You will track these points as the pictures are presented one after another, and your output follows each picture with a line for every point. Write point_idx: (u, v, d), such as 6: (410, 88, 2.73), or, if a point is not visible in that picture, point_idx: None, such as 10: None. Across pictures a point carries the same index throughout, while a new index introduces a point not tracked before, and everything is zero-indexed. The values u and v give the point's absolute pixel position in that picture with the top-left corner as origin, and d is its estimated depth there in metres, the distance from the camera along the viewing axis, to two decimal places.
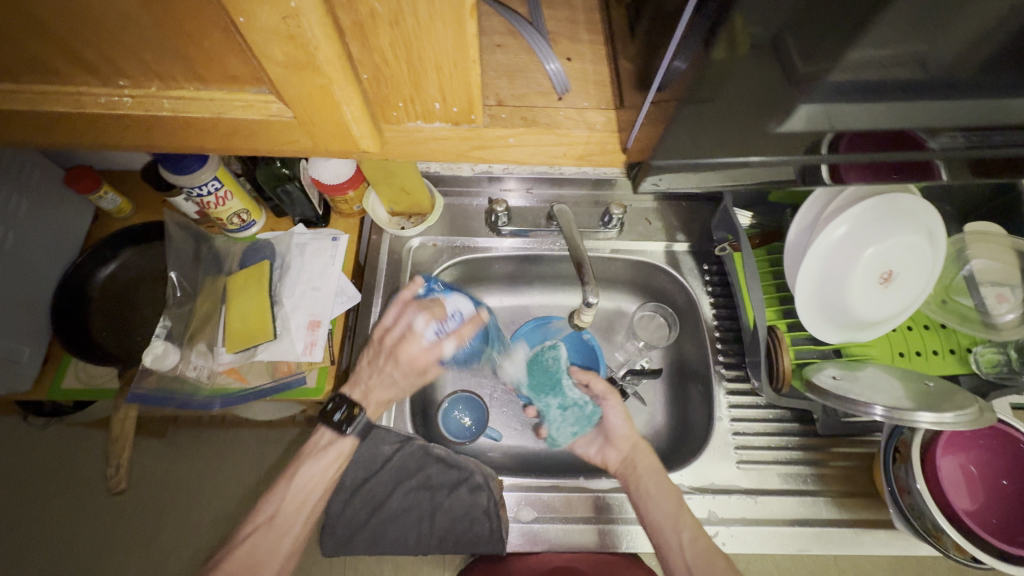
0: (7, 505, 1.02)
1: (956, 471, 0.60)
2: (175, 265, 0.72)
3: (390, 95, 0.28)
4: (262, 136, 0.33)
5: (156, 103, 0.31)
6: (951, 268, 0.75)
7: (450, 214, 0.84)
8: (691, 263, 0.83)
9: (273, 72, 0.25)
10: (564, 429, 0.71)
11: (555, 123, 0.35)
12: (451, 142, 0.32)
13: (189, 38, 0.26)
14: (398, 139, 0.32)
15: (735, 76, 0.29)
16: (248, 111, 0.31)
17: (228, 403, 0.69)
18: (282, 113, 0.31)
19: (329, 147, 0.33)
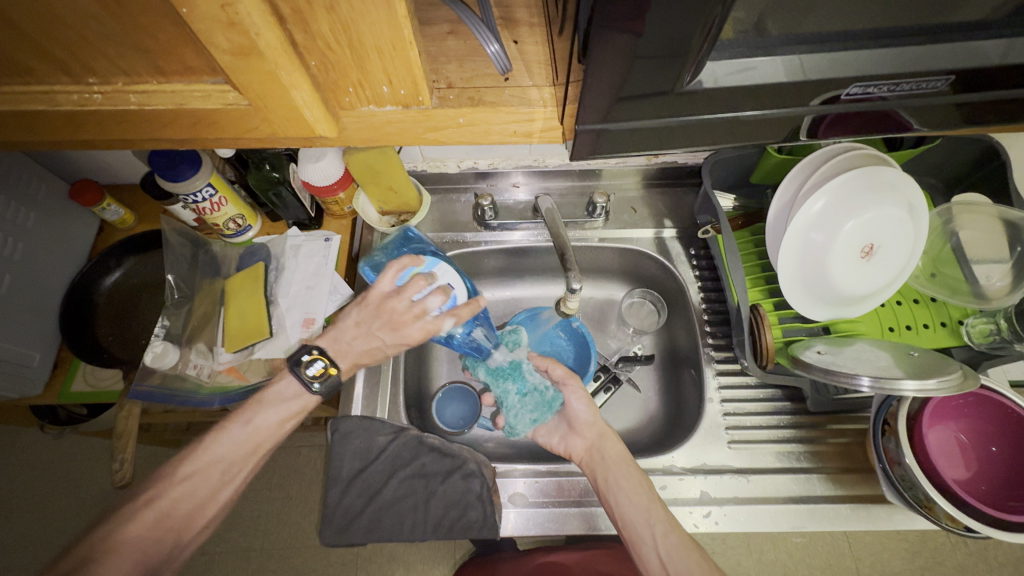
0: (33, 509, 1.09)
1: (946, 441, 0.60)
2: (173, 267, 0.76)
3: (340, 80, 0.31)
4: (224, 125, 0.35)
5: (123, 98, 0.33)
6: (939, 241, 0.75)
7: (439, 210, 0.86)
8: (678, 249, 0.83)
9: (223, 60, 0.27)
10: (523, 416, 0.70)
11: (500, 101, 0.36)
12: (404, 124, 0.34)
13: (146, 32, 0.29)
14: (353, 122, 0.34)
15: (687, 32, 0.30)
16: (207, 101, 0.33)
17: (227, 401, 0.71)
18: (238, 101, 0.33)
19: (287, 133, 0.36)
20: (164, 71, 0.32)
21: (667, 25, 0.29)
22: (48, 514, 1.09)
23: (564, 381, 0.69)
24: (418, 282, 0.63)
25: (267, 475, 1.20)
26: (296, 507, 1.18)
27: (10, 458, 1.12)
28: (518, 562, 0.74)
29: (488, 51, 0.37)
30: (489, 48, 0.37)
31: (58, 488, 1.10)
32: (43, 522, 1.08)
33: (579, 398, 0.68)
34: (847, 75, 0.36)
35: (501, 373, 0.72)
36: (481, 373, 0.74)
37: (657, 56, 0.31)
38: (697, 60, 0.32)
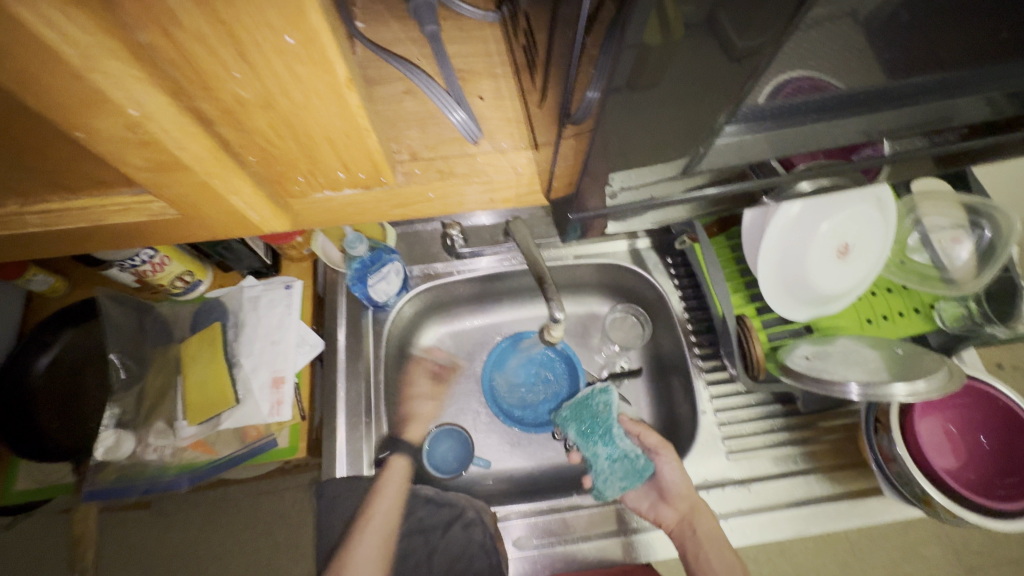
0: None
1: (937, 432, 0.62)
2: (116, 345, 0.69)
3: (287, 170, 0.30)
4: (150, 232, 0.33)
5: (23, 221, 0.31)
6: (905, 227, 0.75)
7: (407, 242, 0.82)
8: (655, 258, 0.83)
9: (145, 173, 0.26)
10: (613, 482, 0.68)
11: (473, 172, 0.33)
12: (366, 202, 0.33)
13: (41, 157, 0.26)
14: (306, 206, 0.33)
15: (679, 57, 0.25)
16: (127, 213, 0.30)
17: (197, 479, 0.65)
18: (164, 210, 0.30)
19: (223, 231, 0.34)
20: (72, 187, 0.29)
21: (659, 53, 0.24)
22: None
23: (660, 450, 0.69)
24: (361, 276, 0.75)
25: (252, 525, 1.12)
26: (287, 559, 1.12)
27: None
28: None
29: (454, 121, 0.34)
30: (454, 115, 0.34)
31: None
32: None
33: (675, 470, 0.67)
34: (803, 136, 0.39)
35: (592, 435, 0.70)
36: (569, 432, 0.72)
37: (652, 76, 0.26)
38: (685, 105, 0.30)
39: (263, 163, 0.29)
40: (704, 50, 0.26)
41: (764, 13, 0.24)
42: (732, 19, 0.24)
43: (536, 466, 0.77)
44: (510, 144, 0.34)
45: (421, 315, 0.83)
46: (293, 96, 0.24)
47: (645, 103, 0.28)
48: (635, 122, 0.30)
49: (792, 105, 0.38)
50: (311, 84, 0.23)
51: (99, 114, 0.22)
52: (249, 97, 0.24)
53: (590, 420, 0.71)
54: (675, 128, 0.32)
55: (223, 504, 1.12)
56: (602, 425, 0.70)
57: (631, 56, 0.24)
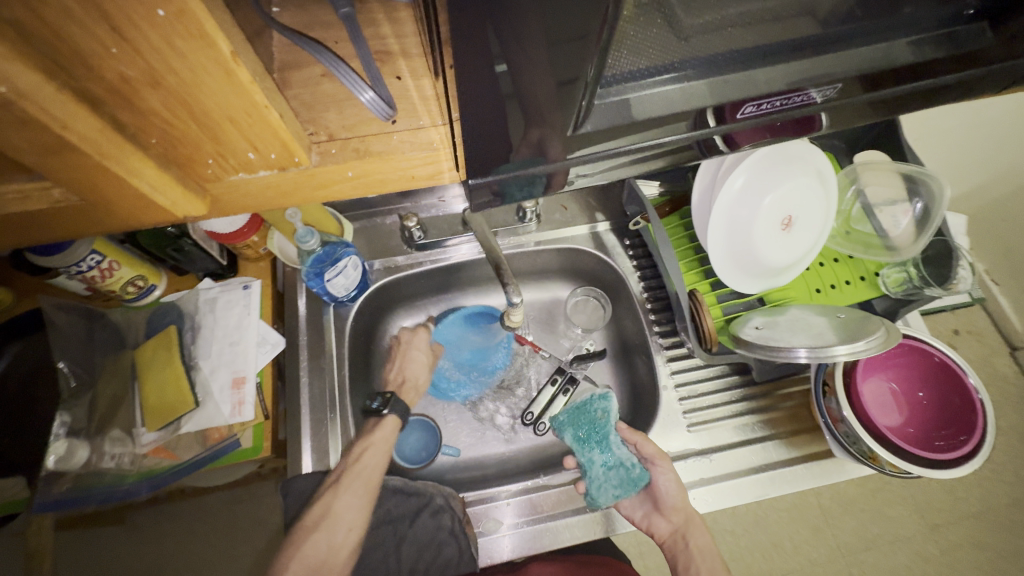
0: None
1: (879, 391, 0.65)
2: (64, 354, 0.66)
3: (196, 154, 0.28)
4: (55, 223, 0.30)
5: None
6: (848, 199, 0.79)
7: (366, 237, 0.81)
8: (614, 240, 0.83)
9: (32, 158, 0.24)
10: (606, 489, 0.68)
11: (392, 150, 0.33)
12: (284, 185, 0.32)
13: None
14: (224, 191, 0.31)
15: None
16: (25, 202, 0.28)
17: (157, 484, 0.66)
18: (67, 197, 0.28)
19: (135, 221, 0.31)
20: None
21: None
22: None
23: (660, 462, 0.67)
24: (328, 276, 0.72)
25: (230, 532, 1.10)
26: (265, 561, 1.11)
27: None
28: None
29: (365, 99, 0.33)
30: (365, 95, 0.33)
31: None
32: None
33: (673, 484, 0.66)
34: (742, 93, 0.37)
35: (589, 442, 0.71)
36: (566, 437, 0.73)
37: None
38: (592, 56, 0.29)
39: (168, 145, 0.27)
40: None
41: None
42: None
43: (506, 451, 0.79)
44: (427, 123, 0.35)
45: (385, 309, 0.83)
46: (179, 73, 0.22)
47: None
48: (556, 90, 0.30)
49: (732, 57, 0.36)
50: (197, 59, 0.21)
51: None
52: (132, 74, 0.22)
53: (588, 426, 0.73)
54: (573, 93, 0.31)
55: (199, 514, 1.11)
56: (599, 432, 0.72)
57: None
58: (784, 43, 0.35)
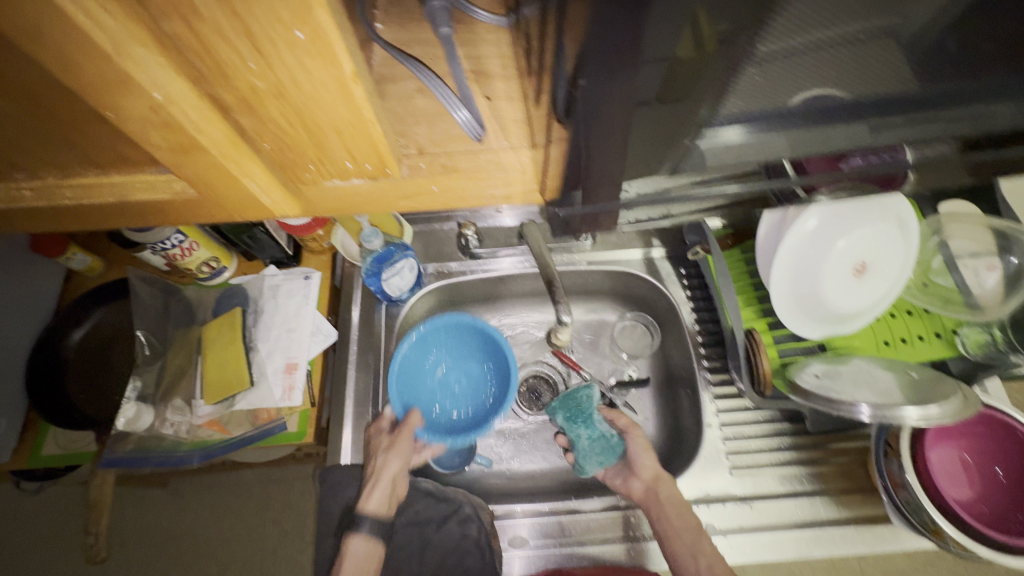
0: (29, 561, 1.09)
1: (950, 460, 0.60)
2: (143, 323, 0.73)
3: (299, 159, 0.31)
4: (170, 210, 0.35)
5: (60, 192, 0.34)
6: (927, 248, 0.73)
7: (423, 241, 0.83)
8: (669, 268, 0.82)
9: (165, 155, 0.29)
10: (592, 458, 0.70)
11: (476, 169, 0.35)
12: (375, 192, 0.34)
13: (76, 129, 0.30)
14: (316, 194, 0.35)
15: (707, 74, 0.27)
16: (153, 190, 0.33)
17: (208, 456, 0.69)
18: (184, 189, 0.33)
19: (239, 215, 0.35)
20: (108, 163, 0.32)
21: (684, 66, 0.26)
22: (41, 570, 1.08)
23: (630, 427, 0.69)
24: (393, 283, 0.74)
25: (260, 510, 1.15)
26: (291, 540, 1.14)
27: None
28: None
29: (459, 118, 0.34)
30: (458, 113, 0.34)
31: (57, 530, 1.11)
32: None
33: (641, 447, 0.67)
34: (831, 136, 0.36)
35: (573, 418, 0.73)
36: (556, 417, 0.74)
37: (680, 90, 0.28)
38: (686, 86, 0.28)
39: (276, 150, 0.31)
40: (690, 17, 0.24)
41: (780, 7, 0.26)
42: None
43: (536, 467, 0.78)
44: (513, 144, 0.36)
45: (433, 312, 0.85)
46: (302, 88, 0.24)
47: (655, 115, 0.30)
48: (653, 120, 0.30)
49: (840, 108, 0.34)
50: (321, 77, 0.23)
51: (125, 98, 0.25)
52: (262, 86, 0.24)
53: (571, 405, 0.74)
54: (655, 124, 0.31)
55: (235, 488, 1.16)
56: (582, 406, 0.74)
57: (655, 61, 0.25)
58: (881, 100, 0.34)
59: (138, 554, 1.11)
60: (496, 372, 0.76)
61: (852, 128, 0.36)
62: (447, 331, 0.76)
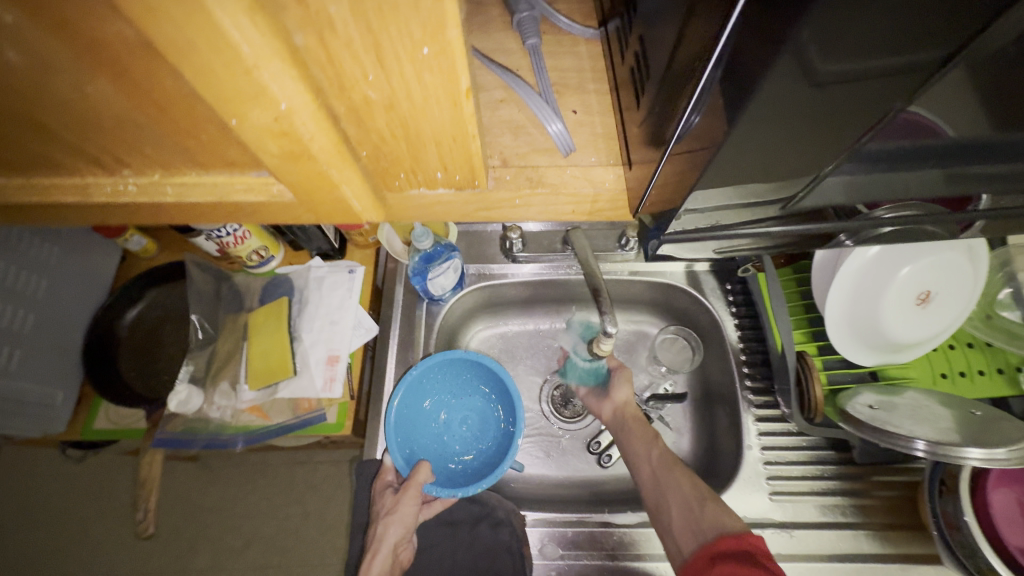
0: (74, 521, 1.15)
1: (1011, 506, 0.56)
2: (197, 307, 0.74)
3: (392, 168, 0.33)
4: (264, 211, 0.36)
5: (159, 189, 0.34)
6: (995, 282, 0.70)
7: (466, 240, 0.83)
8: (713, 283, 0.80)
9: (273, 162, 0.29)
10: (575, 371, 0.81)
11: (562, 183, 0.37)
12: (458, 204, 0.36)
13: (187, 133, 0.30)
14: (399, 201, 0.36)
15: (757, 91, 0.25)
16: (250, 193, 0.34)
17: (251, 441, 0.70)
18: (282, 193, 0.34)
19: (328, 219, 0.37)
20: (206, 165, 0.33)
21: (761, 91, 0.25)
22: (82, 530, 1.14)
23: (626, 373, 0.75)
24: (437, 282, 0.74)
25: (286, 492, 1.17)
26: (314, 524, 1.15)
27: (46, 478, 1.18)
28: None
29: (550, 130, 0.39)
30: (551, 127, 0.39)
31: (99, 495, 1.17)
32: (79, 539, 1.14)
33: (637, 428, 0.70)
34: (881, 186, 0.39)
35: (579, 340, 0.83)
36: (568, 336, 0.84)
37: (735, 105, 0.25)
38: (744, 114, 0.26)
39: (372, 158, 0.32)
40: (784, 78, 0.24)
41: (851, 43, 0.23)
42: (819, 44, 0.22)
43: (567, 475, 0.78)
44: (598, 161, 0.39)
45: (472, 312, 0.85)
46: (412, 99, 0.26)
47: (751, 145, 0.29)
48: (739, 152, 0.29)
49: (897, 155, 0.36)
50: (436, 90, 0.25)
51: (252, 110, 0.24)
52: (377, 98, 0.26)
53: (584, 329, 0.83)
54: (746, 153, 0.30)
55: (263, 468, 1.19)
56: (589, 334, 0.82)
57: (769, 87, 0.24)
58: (932, 147, 0.36)
59: (169, 525, 1.14)
60: (498, 407, 0.74)
61: (894, 179, 0.38)
62: (442, 371, 0.73)
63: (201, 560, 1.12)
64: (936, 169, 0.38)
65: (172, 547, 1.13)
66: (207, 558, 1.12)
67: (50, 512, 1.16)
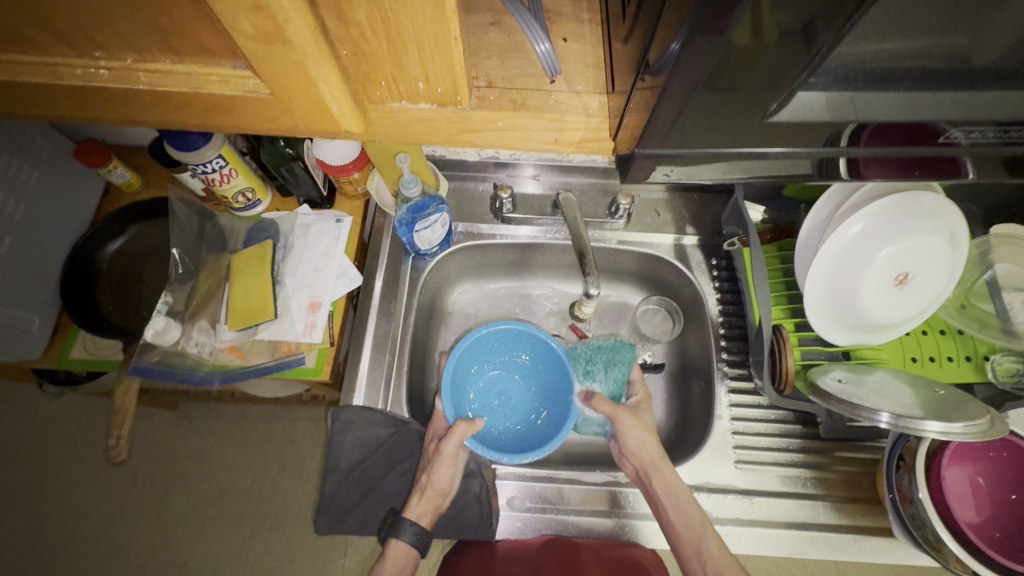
0: (49, 459, 1.15)
1: (963, 482, 0.59)
2: (178, 242, 0.73)
3: (373, 74, 0.34)
4: (239, 111, 0.36)
5: (132, 76, 0.34)
6: (972, 272, 0.72)
7: (456, 198, 0.83)
8: (699, 257, 0.80)
9: (247, 45, 0.29)
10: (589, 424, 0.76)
11: (546, 107, 0.41)
12: (439, 123, 0.38)
13: (160, 11, 0.30)
14: (378, 115, 0.38)
15: (761, 61, 0.30)
16: (224, 85, 0.34)
17: (227, 379, 0.70)
18: (258, 88, 0.34)
19: (306, 125, 0.38)
20: (180, 52, 0.33)
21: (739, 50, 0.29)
22: (58, 469, 1.15)
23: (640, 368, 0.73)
24: (425, 234, 0.73)
25: (262, 445, 1.18)
26: (290, 478, 1.16)
27: (20, 415, 1.18)
28: None
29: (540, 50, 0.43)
30: (540, 48, 0.43)
31: (74, 436, 1.17)
32: (54, 477, 1.14)
33: (636, 430, 0.65)
34: (883, 107, 0.37)
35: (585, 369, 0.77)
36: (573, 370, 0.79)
37: (728, 79, 0.31)
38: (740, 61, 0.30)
39: (352, 60, 0.33)
40: (790, 53, 0.30)
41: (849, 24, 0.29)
42: (825, 30, 0.29)
43: None
44: (585, 89, 0.43)
45: (458, 270, 0.85)
46: None
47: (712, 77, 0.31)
48: (723, 106, 0.34)
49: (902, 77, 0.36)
50: None
51: None
52: None
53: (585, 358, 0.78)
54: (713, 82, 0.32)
55: (241, 420, 1.19)
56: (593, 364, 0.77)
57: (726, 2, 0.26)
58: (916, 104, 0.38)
59: (145, 468, 1.15)
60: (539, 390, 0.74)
61: (900, 101, 0.37)
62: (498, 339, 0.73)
63: (176, 506, 1.13)
64: (939, 92, 0.37)
65: (147, 491, 1.14)
66: (182, 505, 1.13)
67: (24, 451, 1.15)
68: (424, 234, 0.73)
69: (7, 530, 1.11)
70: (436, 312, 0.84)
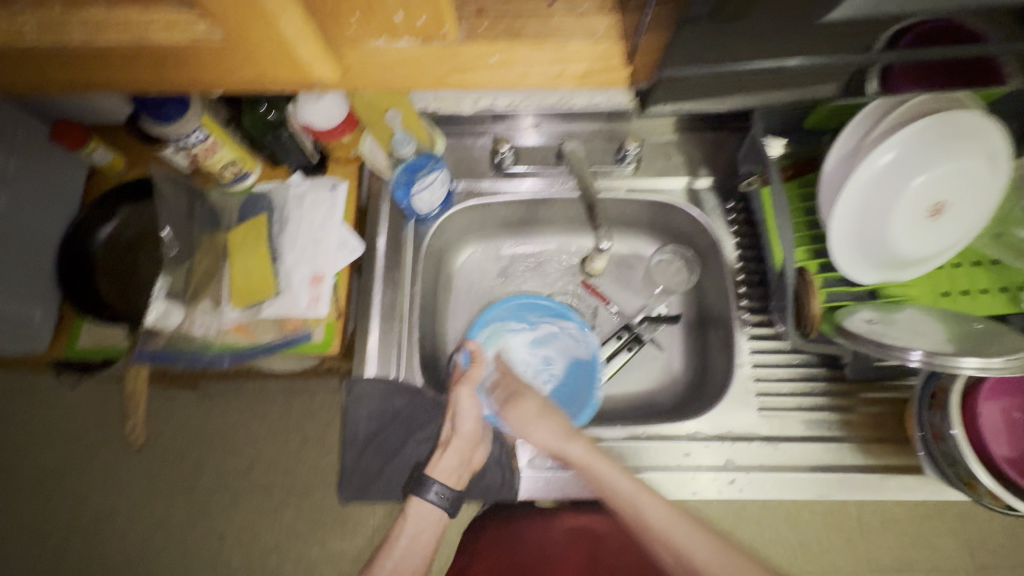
0: (79, 444, 1.18)
1: (997, 418, 0.57)
2: (169, 221, 0.71)
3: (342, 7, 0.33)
4: (195, 62, 0.34)
5: (66, 29, 0.32)
6: (1012, 196, 0.66)
7: (454, 156, 0.78)
8: (714, 201, 0.76)
9: None
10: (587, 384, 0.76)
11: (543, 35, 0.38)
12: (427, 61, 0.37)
13: None
14: (358, 58, 0.37)
15: None
16: (171, 31, 0.31)
17: (236, 360, 0.68)
18: (209, 32, 0.31)
19: (272, 74, 0.35)
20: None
21: None
22: (88, 452, 1.18)
23: (519, 395, 0.70)
24: (427, 192, 0.70)
25: (284, 419, 1.20)
26: (314, 448, 1.18)
27: (45, 403, 1.20)
28: (541, 530, 0.72)
29: None
30: None
31: (99, 421, 1.19)
32: (86, 460, 1.17)
33: (542, 425, 0.66)
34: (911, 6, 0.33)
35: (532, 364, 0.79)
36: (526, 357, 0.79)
37: None
38: None
39: None
40: None
41: None
42: None
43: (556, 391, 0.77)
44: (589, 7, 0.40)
45: (461, 232, 0.81)
46: None
47: None
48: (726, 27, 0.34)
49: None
50: None
51: None
52: None
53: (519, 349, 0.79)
54: None
55: (260, 395, 1.21)
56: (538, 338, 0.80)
57: None
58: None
59: (172, 448, 1.18)
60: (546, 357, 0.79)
61: None
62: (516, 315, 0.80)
63: (208, 480, 1.16)
64: None
65: (177, 467, 1.17)
66: (213, 478, 1.16)
67: (54, 436, 1.18)
68: (423, 195, 0.71)
69: (50, 510, 1.16)
70: (443, 277, 0.82)
